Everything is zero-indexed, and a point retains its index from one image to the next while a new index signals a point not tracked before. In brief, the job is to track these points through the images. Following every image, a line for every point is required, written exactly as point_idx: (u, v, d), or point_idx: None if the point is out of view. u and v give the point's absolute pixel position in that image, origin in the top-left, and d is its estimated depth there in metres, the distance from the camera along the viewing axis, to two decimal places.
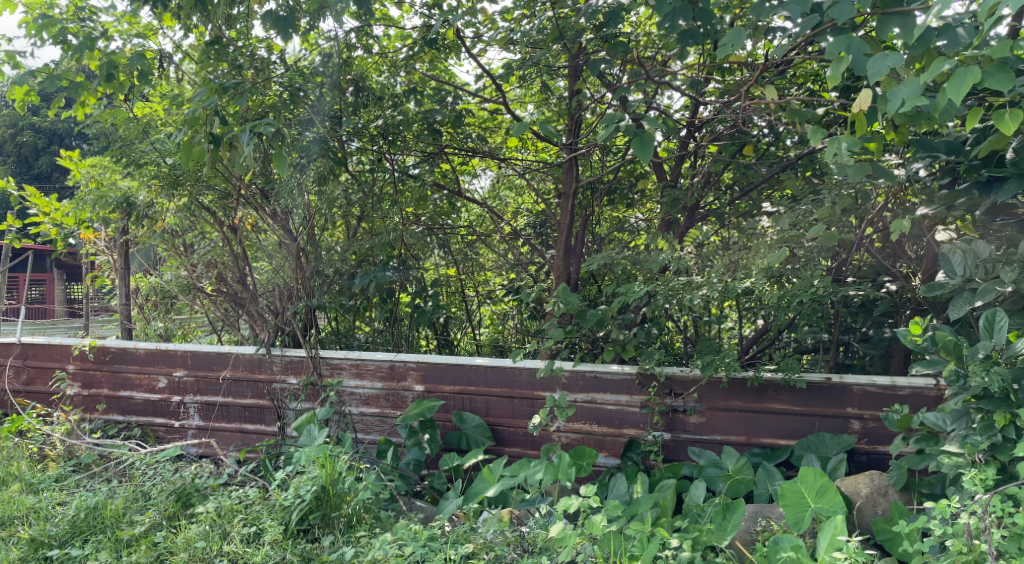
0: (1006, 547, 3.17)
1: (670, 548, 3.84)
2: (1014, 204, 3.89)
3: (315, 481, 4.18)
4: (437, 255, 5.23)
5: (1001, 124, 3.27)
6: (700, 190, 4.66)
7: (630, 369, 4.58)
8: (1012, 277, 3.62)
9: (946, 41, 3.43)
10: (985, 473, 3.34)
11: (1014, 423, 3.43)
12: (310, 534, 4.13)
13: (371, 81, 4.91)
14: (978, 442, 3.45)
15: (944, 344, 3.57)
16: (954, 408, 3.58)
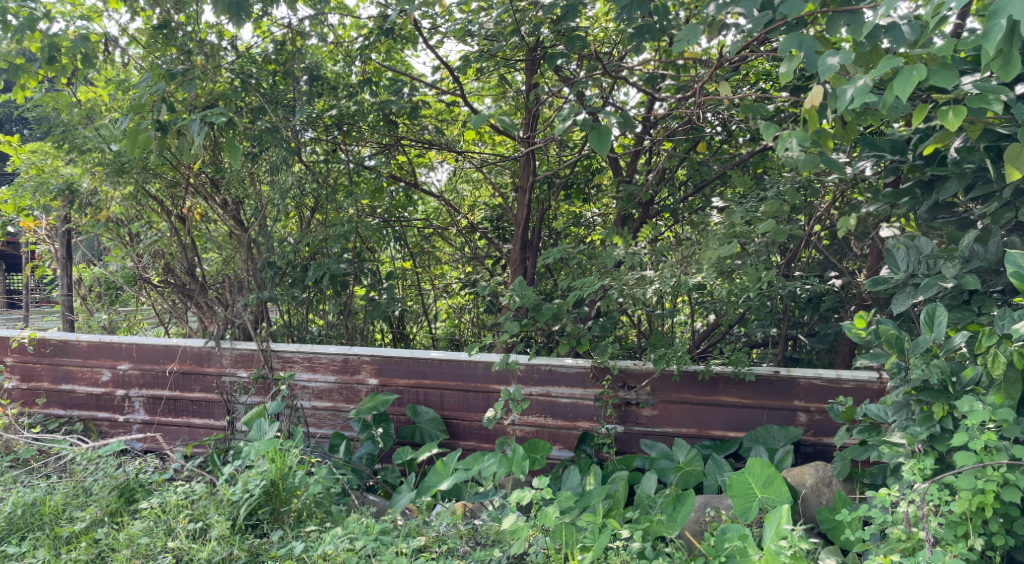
0: (942, 535, 3.25)
1: (621, 539, 3.86)
2: (953, 202, 3.99)
3: (264, 475, 4.14)
4: (393, 248, 5.20)
5: (946, 122, 3.31)
6: (655, 186, 4.74)
7: (584, 362, 4.59)
8: (953, 272, 3.68)
9: (893, 39, 3.46)
10: (924, 463, 3.41)
11: (952, 414, 3.49)
12: (259, 529, 4.09)
13: (326, 71, 4.84)
14: (918, 433, 3.51)
15: (887, 337, 3.64)
16: (895, 399, 3.63)
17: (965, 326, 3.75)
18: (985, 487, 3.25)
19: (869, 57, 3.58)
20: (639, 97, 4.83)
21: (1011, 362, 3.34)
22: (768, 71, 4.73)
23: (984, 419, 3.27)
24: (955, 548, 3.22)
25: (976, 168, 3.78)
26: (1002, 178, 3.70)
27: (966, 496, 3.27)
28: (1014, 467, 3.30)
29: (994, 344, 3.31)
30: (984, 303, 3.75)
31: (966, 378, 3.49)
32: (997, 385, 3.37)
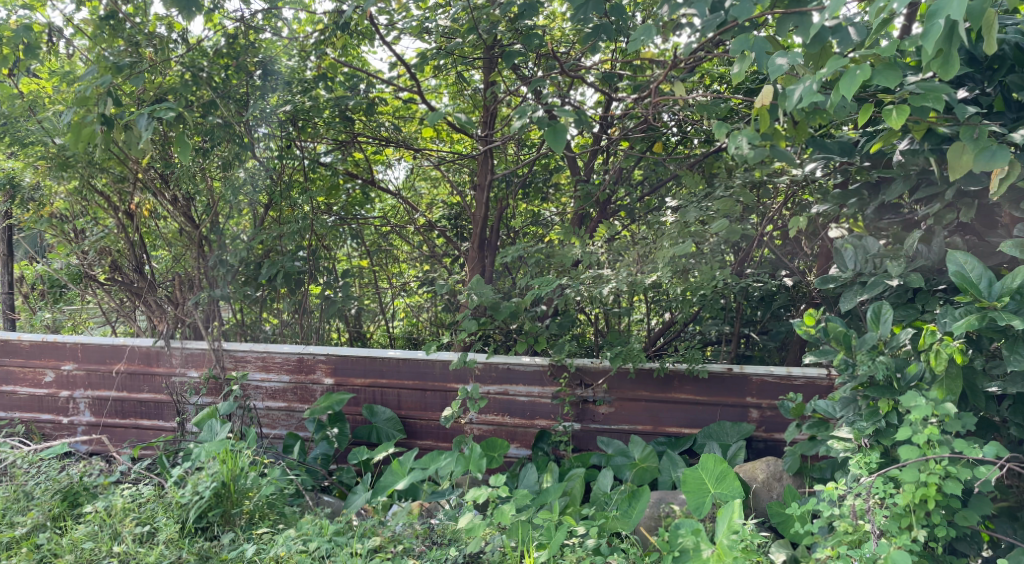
0: (886, 526, 3.35)
1: (576, 536, 3.89)
2: (898, 203, 4.14)
3: (215, 477, 4.06)
4: (349, 247, 5.16)
5: (889, 120, 3.40)
6: (611, 185, 4.76)
7: (541, 360, 4.57)
8: (898, 270, 3.80)
9: (839, 40, 3.55)
10: (869, 457, 3.51)
11: (896, 409, 3.59)
12: (209, 532, 4.03)
13: (281, 65, 4.78)
14: (863, 428, 3.61)
15: (836, 334, 3.74)
16: (843, 396, 3.76)
17: (909, 323, 3.86)
18: (929, 479, 3.36)
19: (818, 57, 3.66)
20: (596, 97, 4.81)
21: (953, 359, 3.46)
22: (721, 73, 4.74)
23: (926, 414, 3.38)
24: (900, 540, 3.31)
25: (920, 170, 3.92)
26: (945, 179, 3.82)
27: (910, 489, 3.38)
28: (954, 460, 3.42)
29: (937, 341, 3.42)
30: (928, 301, 3.87)
31: (910, 373, 3.57)
32: (937, 380, 3.49)
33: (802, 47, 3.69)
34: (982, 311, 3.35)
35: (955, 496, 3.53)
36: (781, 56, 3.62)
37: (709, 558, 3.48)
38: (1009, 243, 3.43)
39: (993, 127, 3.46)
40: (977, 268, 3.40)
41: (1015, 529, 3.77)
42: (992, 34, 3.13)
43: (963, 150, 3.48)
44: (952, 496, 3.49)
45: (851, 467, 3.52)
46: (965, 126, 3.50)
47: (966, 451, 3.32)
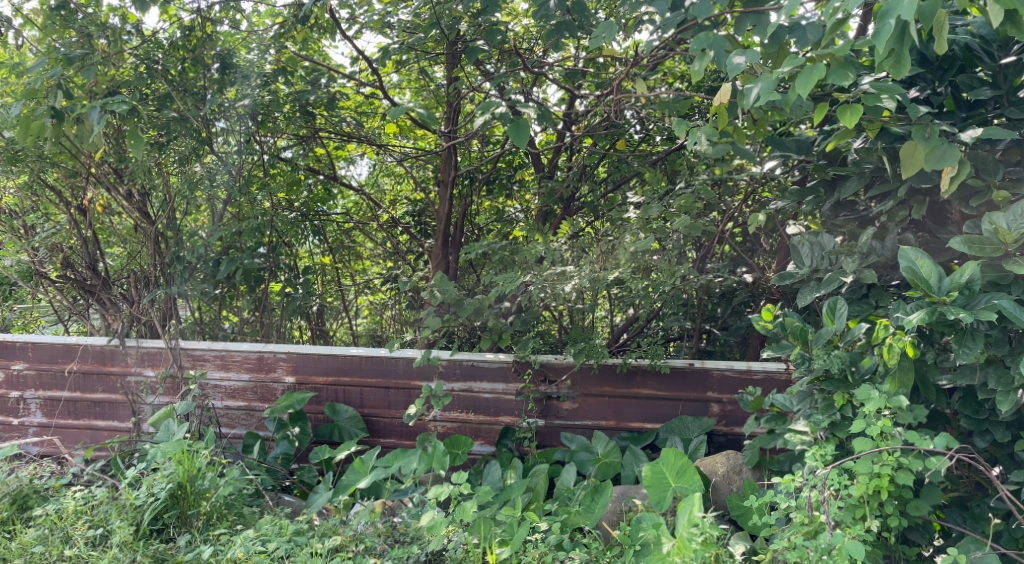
0: (841, 517, 3.43)
1: (538, 532, 3.92)
2: (854, 200, 4.20)
3: (170, 479, 4.05)
4: (311, 243, 5.13)
5: (843, 119, 3.46)
6: (574, 181, 4.75)
7: (505, 357, 4.58)
8: (851, 267, 3.86)
9: (796, 39, 3.62)
10: (825, 449, 3.59)
11: (851, 402, 3.69)
12: (164, 534, 4.01)
13: (239, 58, 4.69)
14: (819, 421, 3.70)
15: (792, 330, 3.82)
16: (800, 389, 3.85)
17: (864, 318, 3.93)
18: (882, 470, 3.45)
19: (776, 55, 3.82)
20: (561, 94, 4.81)
21: (904, 352, 3.54)
22: (682, 72, 4.80)
23: (879, 406, 3.47)
24: (853, 530, 3.39)
25: (873, 168, 4.01)
26: (897, 176, 3.91)
27: (863, 480, 3.47)
28: (906, 451, 3.51)
29: (890, 335, 3.51)
30: (882, 297, 3.94)
31: (864, 367, 3.70)
32: (891, 373, 3.57)
33: (760, 46, 3.78)
34: (932, 305, 3.44)
35: (907, 486, 3.63)
36: (739, 55, 3.68)
37: (669, 551, 3.55)
38: (958, 239, 3.50)
39: (943, 126, 3.53)
40: (928, 264, 3.48)
41: (964, 519, 3.87)
42: (942, 35, 3.16)
43: (914, 149, 3.56)
44: (903, 486, 3.59)
45: (807, 459, 3.59)
46: (917, 125, 3.56)
47: (918, 442, 3.41)
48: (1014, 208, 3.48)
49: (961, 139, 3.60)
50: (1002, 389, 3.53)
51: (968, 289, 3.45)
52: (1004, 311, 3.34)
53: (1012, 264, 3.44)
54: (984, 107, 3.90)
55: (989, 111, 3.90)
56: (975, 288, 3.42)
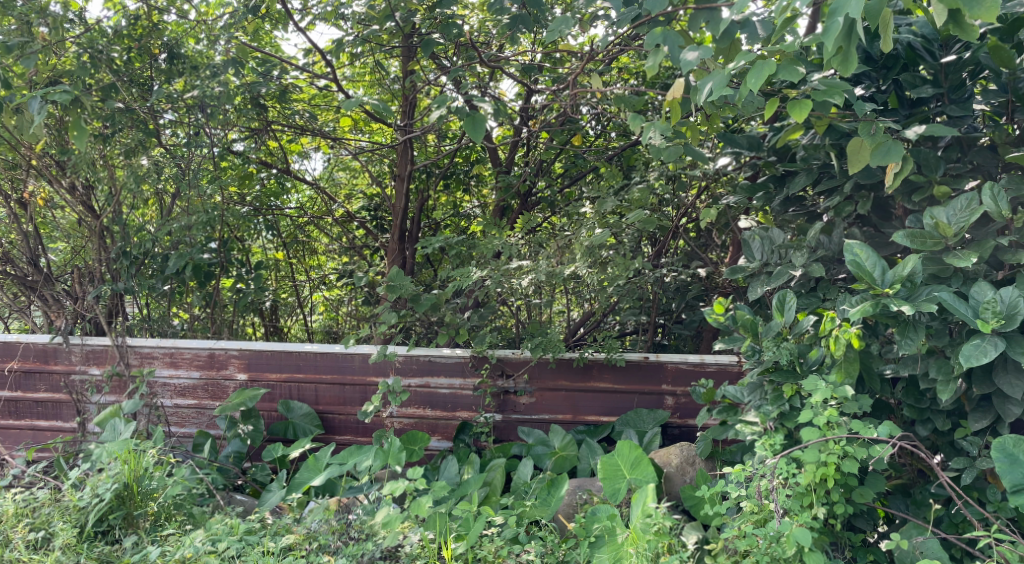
0: (789, 505, 3.51)
1: (494, 526, 3.96)
2: (803, 195, 4.28)
3: (116, 479, 3.97)
4: (264, 239, 5.07)
5: (794, 114, 3.51)
6: (531, 177, 4.77)
7: (462, 352, 4.60)
8: (801, 261, 3.94)
9: (748, 35, 3.67)
10: (774, 439, 3.67)
11: (800, 393, 3.77)
12: (110, 536, 3.92)
13: (188, 49, 4.67)
14: (769, 411, 3.76)
15: (743, 323, 3.89)
16: (750, 381, 3.90)
17: (812, 311, 4.01)
18: (828, 459, 3.52)
19: (728, 51, 3.83)
20: (517, 90, 4.80)
21: (850, 343, 3.63)
22: (637, 69, 4.84)
23: (826, 396, 3.55)
24: (801, 518, 3.47)
25: (822, 164, 4.06)
26: (844, 172, 3.99)
27: (811, 469, 3.55)
28: (851, 440, 3.60)
29: (835, 327, 3.60)
30: (829, 289, 4.01)
31: (812, 358, 3.77)
32: (837, 364, 3.66)
33: (713, 42, 3.81)
34: (876, 297, 3.52)
35: (852, 474, 3.72)
36: (694, 50, 3.71)
37: (623, 542, 3.59)
38: (900, 234, 3.60)
39: (887, 123, 3.62)
40: (871, 258, 3.56)
41: (908, 506, 3.99)
42: (887, 33, 3.19)
43: (861, 146, 3.64)
44: (849, 474, 3.69)
45: (757, 449, 3.67)
46: (864, 121, 3.64)
47: (863, 431, 3.50)
48: (953, 203, 3.59)
49: (904, 136, 3.71)
50: (942, 378, 3.62)
51: (910, 282, 3.53)
52: (945, 303, 3.47)
53: (952, 258, 3.55)
54: (927, 104, 4.00)
55: (932, 107, 3.98)
56: (917, 281, 3.51)
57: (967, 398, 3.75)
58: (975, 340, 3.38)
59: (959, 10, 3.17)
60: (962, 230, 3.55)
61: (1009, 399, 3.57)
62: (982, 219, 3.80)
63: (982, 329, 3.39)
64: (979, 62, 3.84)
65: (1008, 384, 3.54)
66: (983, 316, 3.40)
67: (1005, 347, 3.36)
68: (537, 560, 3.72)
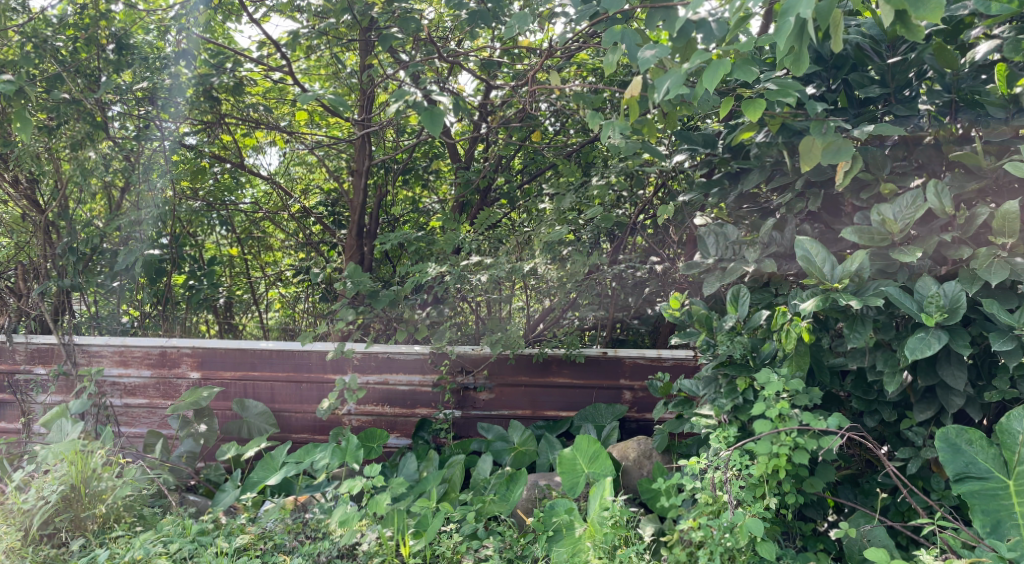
0: (743, 496, 3.57)
1: (452, 522, 3.95)
2: (757, 192, 4.35)
3: (62, 480, 3.87)
4: (218, 234, 5.02)
5: (749, 113, 3.56)
6: (490, 173, 4.77)
7: (422, 348, 4.58)
8: (754, 257, 3.99)
9: (704, 35, 3.69)
10: (728, 431, 3.72)
11: (753, 386, 3.82)
12: (57, 539, 3.83)
13: (137, 40, 4.55)
14: (723, 404, 3.83)
15: (698, 317, 3.94)
16: (705, 374, 3.97)
17: (764, 307, 4.09)
18: (780, 451, 3.58)
19: (685, 49, 3.77)
20: (476, 85, 4.79)
21: (800, 337, 3.73)
22: (595, 66, 4.85)
23: (778, 389, 3.61)
24: (754, 509, 3.53)
25: (774, 162, 4.13)
26: (796, 169, 4.04)
27: (764, 460, 3.60)
28: (803, 431, 3.66)
29: (787, 322, 3.67)
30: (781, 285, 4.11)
31: (764, 352, 3.83)
32: (789, 356, 3.74)
33: (669, 40, 3.81)
34: (826, 292, 3.59)
35: (803, 465, 3.79)
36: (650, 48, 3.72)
37: (581, 536, 3.62)
38: (848, 230, 3.69)
39: (836, 123, 3.72)
40: (821, 253, 3.63)
41: (856, 495, 4.05)
42: (839, 34, 3.23)
43: (811, 145, 3.70)
44: (800, 465, 3.76)
45: (712, 441, 3.71)
46: (815, 120, 3.72)
47: (813, 422, 3.56)
48: (900, 200, 3.66)
49: (853, 135, 3.73)
50: (889, 370, 3.69)
51: (858, 277, 3.62)
52: (891, 297, 3.54)
53: (897, 253, 3.60)
54: (874, 104, 4.06)
55: (879, 108, 4.04)
56: (864, 276, 3.59)
57: (912, 390, 3.82)
58: (920, 333, 3.48)
59: (905, 10, 3.22)
60: (908, 226, 3.64)
61: (952, 391, 3.68)
62: (927, 216, 3.85)
63: (926, 323, 3.49)
64: (924, 62, 3.90)
65: (951, 375, 3.64)
66: (927, 310, 3.49)
67: (948, 339, 3.46)
68: (495, 554, 3.73)
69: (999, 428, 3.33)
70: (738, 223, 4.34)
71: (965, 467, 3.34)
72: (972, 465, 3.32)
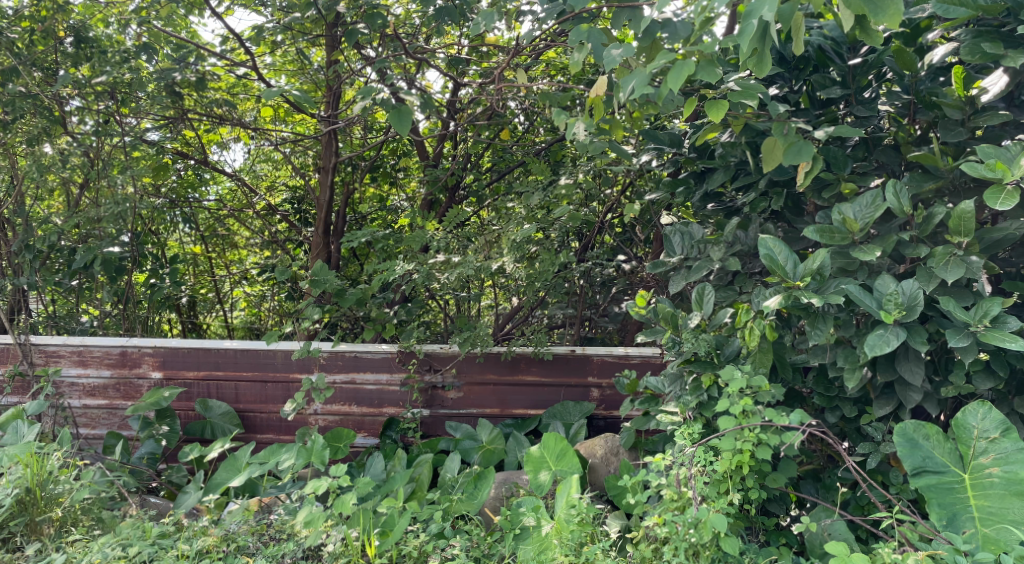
0: (707, 492, 3.59)
1: (419, 521, 3.93)
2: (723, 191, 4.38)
3: (17, 484, 3.78)
4: (182, 232, 5.03)
5: (711, 113, 3.58)
6: (459, 170, 4.76)
7: (390, 347, 4.56)
8: (719, 255, 4.03)
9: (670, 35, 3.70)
10: (692, 428, 3.76)
11: (717, 383, 3.86)
12: (11, 543, 3.73)
13: (96, 33, 4.46)
14: (688, 401, 3.87)
15: (664, 315, 3.96)
16: (670, 371, 4.01)
17: (729, 304, 4.10)
18: (743, 447, 3.61)
19: (649, 49, 3.79)
20: (444, 82, 4.79)
21: (764, 334, 3.76)
22: (563, 65, 4.86)
23: (741, 386, 3.64)
24: (718, 504, 3.56)
25: (738, 161, 4.12)
26: (759, 169, 4.05)
27: (727, 456, 3.63)
28: (766, 427, 3.69)
29: (751, 319, 3.72)
30: (745, 283, 4.11)
31: (729, 349, 3.86)
32: (752, 353, 3.78)
33: (634, 40, 3.83)
34: (788, 289, 3.63)
35: (766, 461, 3.83)
36: (615, 47, 3.73)
37: (547, 533, 3.62)
38: (811, 229, 3.70)
39: (798, 124, 3.75)
40: (784, 252, 3.66)
41: (817, 490, 4.09)
42: (800, 36, 3.27)
43: (774, 145, 3.73)
44: (763, 461, 3.79)
45: (677, 438, 3.74)
46: (778, 121, 3.77)
47: (776, 418, 3.59)
48: (859, 199, 3.71)
49: (815, 136, 3.80)
50: (849, 366, 3.72)
51: (819, 274, 3.65)
52: (851, 295, 3.58)
53: (858, 253, 3.64)
54: (836, 104, 4.09)
55: (840, 109, 4.08)
56: (825, 274, 3.62)
57: (872, 385, 3.86)
58: (878, 330, 3.51)
59: (865, 16, 3.27)
60: (868, 225, 3.68)
61: (910, 386, 3.71)
62: (885, 215, 3.93)
63: (884, 320, 3.53)
64: (884, 65, 3.94)
65: (909, 371, 3.66)
66: (886, 308, 3.53)
67: (906, 337, 3.49)
68: (462, 553, 3.71)
69: (955, 423, 3.40)
70: (704, 223, 4.37)
71: (922, 462, 3.40)
72: (929, 459, 3.38)
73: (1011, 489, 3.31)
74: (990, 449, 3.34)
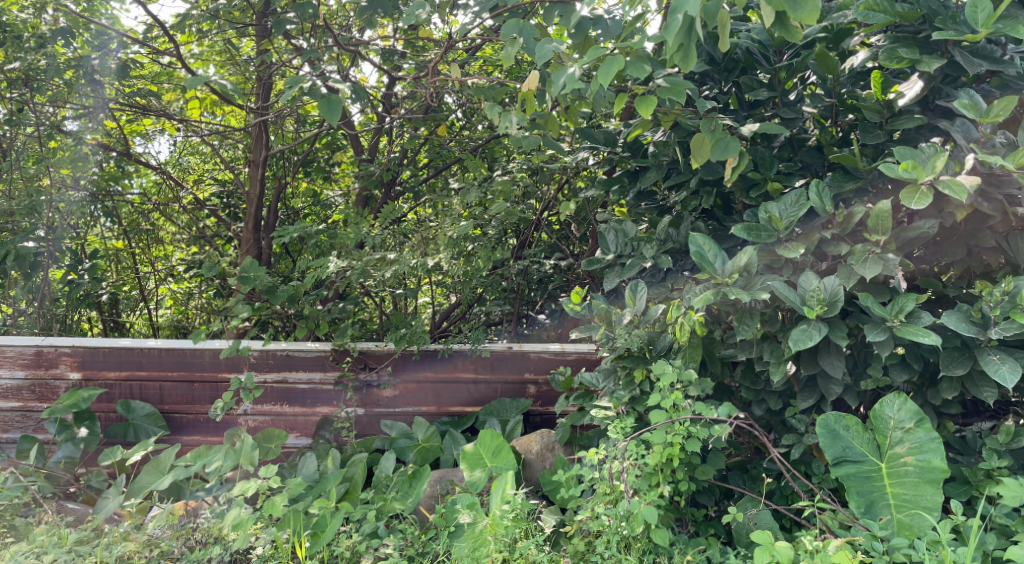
0: (639, 485, 3.63)
1: (351, 521, 3.86)
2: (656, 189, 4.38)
3: None
4: (103, 225, 4.85)
5: (643, 108, 3.57)
6: (395, 165, 4.71)
7: (325, 345, 4.47)
8: (651, 253, 4.08)
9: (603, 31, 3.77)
10: (625, 422, 3.76)
11: (649, 378, 3.91)
12: None
13: (8, 16, 4.21)
14: (621, 396, 3.90)
15: (599, 311, 3.96)
16: (604, 367, 4.04)
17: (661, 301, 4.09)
18: (673, 440, 3.66)
19: (582, 45, 3.79)
20: (377, 76, 4.72)
21: (693, 329, 3.81)
22: (500, 61, 4.84)
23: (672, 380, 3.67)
24: (649, 496, 3.60)
25: (670, 160, 4.15)
26: (690, 168, 4.09)
27: (658, 449, 3.65)
28: (696, 421, 3.75)
29: (681, 314, 3.73)
30: (677, 279, 4.14)
31: (661, 344, 3.91)
32: (683, 349, 3.82)
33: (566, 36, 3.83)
34: (717, 286, 3.68)
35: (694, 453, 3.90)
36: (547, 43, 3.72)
37: (480, 530, 3.61)
38: (739, 226, 3.76)
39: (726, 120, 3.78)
40: (713, 249, 3.72)
41: (745, 481, 4.17)
42: (725, 35, 3.26)
43: (701, 141, 3.76)
44: (693, 454, 3.85)
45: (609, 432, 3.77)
46: (705, 118, 3.79)
47: (705, 412, 3.65)
48: (785, 198, 3.77)
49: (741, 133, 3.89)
50: (774, 360, 3.81)
51: (746, 271, 3.71)
52: (776, 291, 3.65)
53: (784, 250, 3.73)
54: (763, 107, 4.16)
55: (767, 111, 4.15)
56: (752, 271, 3.69)
57: (795, 379, 3.96)
58: (801, 325, 3.59)
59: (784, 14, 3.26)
60: (792, 223, 3.73)
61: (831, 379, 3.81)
62: (809, 213, 4.01)
63: (807, 315, 3.60)
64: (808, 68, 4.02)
65: (830, 364, 3.76)
66: (809, 304, 3.60)
67: (827, 331, 3.58)
68: (395, 553, 3.67)
69: (873, 414, 3.51)
70: (638, 220, 4.40)
71: (843, 451, 3.50)
72: (849, 449, 3.49)
73: (925, 476, 3.42)
74: (905, 438, 3.46)
